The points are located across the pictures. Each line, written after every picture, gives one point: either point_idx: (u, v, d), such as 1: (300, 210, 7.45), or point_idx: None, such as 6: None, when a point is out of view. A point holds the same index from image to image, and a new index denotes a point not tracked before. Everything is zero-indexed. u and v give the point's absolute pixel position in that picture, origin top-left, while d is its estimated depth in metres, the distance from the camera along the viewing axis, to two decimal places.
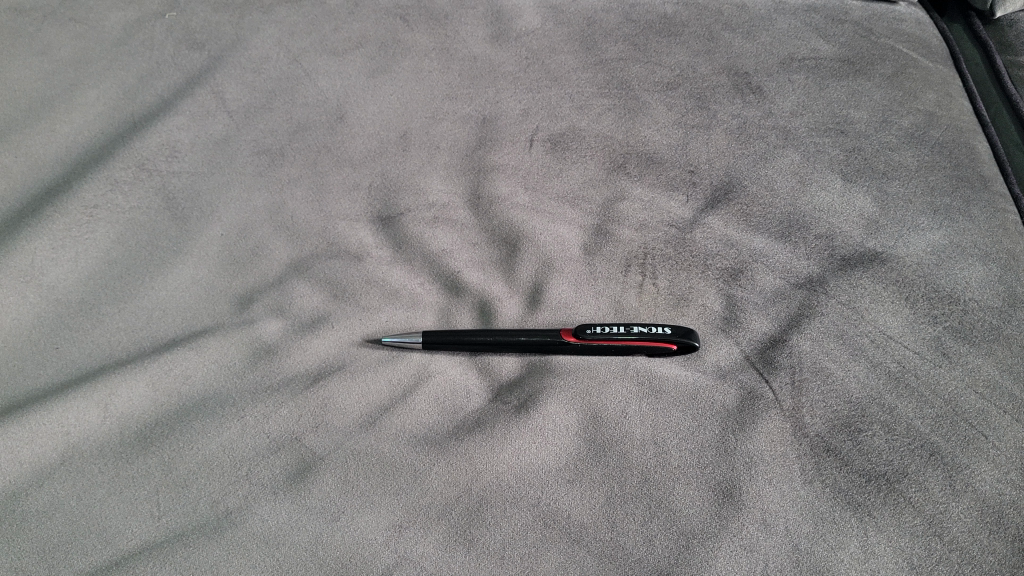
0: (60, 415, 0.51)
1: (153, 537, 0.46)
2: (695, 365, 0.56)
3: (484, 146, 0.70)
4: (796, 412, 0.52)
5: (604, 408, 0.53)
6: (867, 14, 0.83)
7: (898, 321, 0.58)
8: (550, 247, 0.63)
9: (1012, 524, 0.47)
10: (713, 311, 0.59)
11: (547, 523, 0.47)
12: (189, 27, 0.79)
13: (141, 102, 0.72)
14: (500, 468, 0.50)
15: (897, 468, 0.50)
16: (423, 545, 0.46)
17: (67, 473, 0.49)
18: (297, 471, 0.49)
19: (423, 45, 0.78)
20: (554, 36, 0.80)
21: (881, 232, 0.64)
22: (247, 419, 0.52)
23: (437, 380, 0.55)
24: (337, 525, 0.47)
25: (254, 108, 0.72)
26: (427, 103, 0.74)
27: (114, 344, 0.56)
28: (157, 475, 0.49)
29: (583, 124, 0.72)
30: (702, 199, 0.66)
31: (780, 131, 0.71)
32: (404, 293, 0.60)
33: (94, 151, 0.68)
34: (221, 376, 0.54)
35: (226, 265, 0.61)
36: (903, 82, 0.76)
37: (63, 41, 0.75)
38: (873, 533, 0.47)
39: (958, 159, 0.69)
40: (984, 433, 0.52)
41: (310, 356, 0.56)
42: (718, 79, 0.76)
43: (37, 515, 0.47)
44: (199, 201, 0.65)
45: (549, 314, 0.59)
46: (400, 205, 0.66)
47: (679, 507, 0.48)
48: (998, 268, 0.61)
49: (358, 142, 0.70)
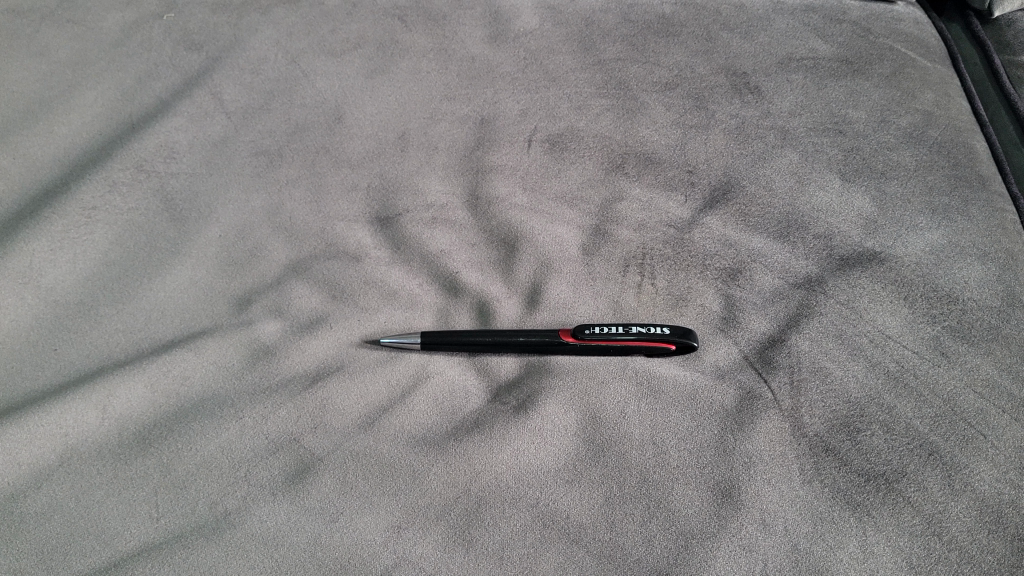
0: (57, 417, 0.51)
1: (152, 539, 0.46)
2: (694, 365, 0.56)
3: (483, 147, 0.70)
4: (795, 412, 0.52)
5: (603, 409, 0.53)
6: (865, 14, 0.83)
7: (896, 320, 0.58)
8: (549, 248, 0.63)
9: (1011, 524, 0.47)
10: (712, 311, 0.59)
11: (546, 523, 0.47)
12: (187, 28, 0.79)
13: (139, 104, 0.72)
14: (499, 469, 0.50)
15: (896, 468, 0.50)
16: (422, 546, 0.46)
17: (65, 475, 0.49)
18: (296, 472, 0.49)
19: (421, 46, 0.78)
20: (552, 36, 0.80)
21: (880, 232, 0.64)
22: (245, 421, 0.52)
23: (435, 380, 0.55)
24: (336, 527, 0.47)
25: (252, 109, 0.72)
26: (425, 104, 0.74)
27: (112, 345, 0.56)
28: (155, 477, 0.49)
29: (582, 125, 0.72)
30: (701, 199, 0.66)
31: (778, 131, 0.71)
32: (402, 294, 0.60)
33: (92, 152, 0.68)
34: (220, 377, 0.54)
35: (224, 266, 0.61)
36: (901, 81, 0.76)
37: (61, 42, 0.75)
38: (872, 533, 0.47)
39: (956, 159, 0.69)
40: (982, 433, 0.52)
41: (308, 358, 0.56)
42: (716, 79, 0.76)
43: (35, 517, 0.47)
44: (198, 203, 0.65)
45: (547, 314, 0.59)
46: (398, 205, 0.66)
47: (678, 507, 0.48)
48: (996, 268, 0.61)
49: (356, 143, 0.70)
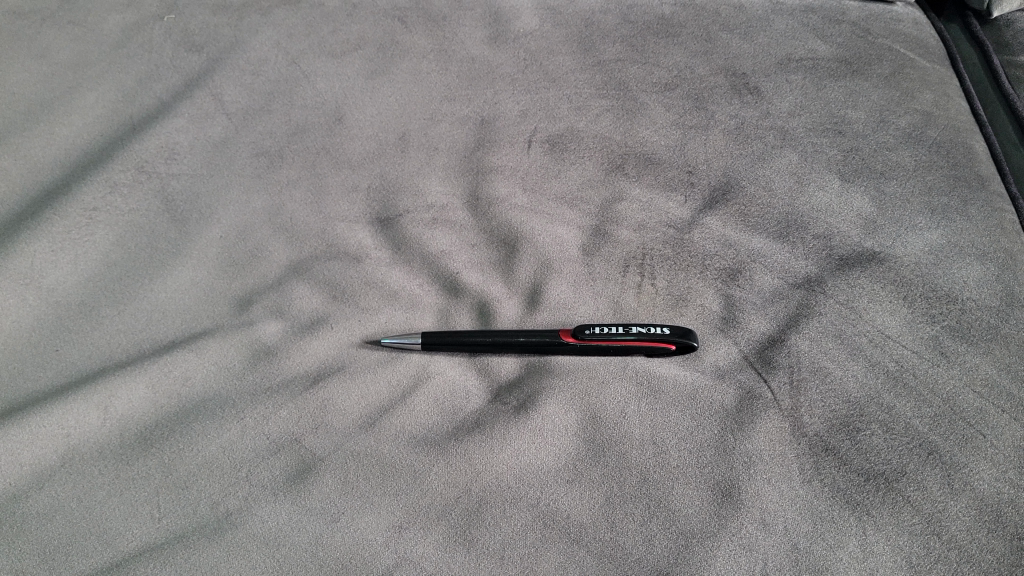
0: (59, 417, 0.51)
1: (154, 539, 0.46)
2: (694, 365, 0.56)
3: (483, 147, 0.71)
4: (795, 412, 0.53)
5: (603, 409, 0.53)
6: (864, 14, 0.83)
7: (896, 320, 0.58)
8: (549, 248, 0.63)
9: (1010, 523, 0.48)
10: (712, 311, 0.59)
11: (547, 523, 0.47)
12: (187, 29, 0.79)
13: (140, 105, 0.72)
14: (499, 469, 0.50)
15: (896, 468, 0.50)
16: (423, 545, 0.46)
17: (67, 476, 0.49)
18: (297, 473, 0.49)
19: (421, 46, 0.79)
20: (551, 37, 0.80)
21: (879, 232, 0.64)
22: (247, 421, 0.52)
23: (436, 380, 0.55)
24: (337, 527, 0.47)
25: (252, 110, 0.73)
26: (425, 105, 0.74)
27: (114, 346, 0.56)
28: (156, 477, 0.49)
29: (581, 125, 0.73)
30: (700, 199, 0.67)
31: (777, 132, 0.72)
32: (402, 294, 0.60)
33: (93, 153, 0.68)
34: (221, 378, 0.54)
35: (225, 267, 0.61)
36: (901, 82, 0.76)
37: (61, 44, 0.75)
38: (872, 532, 0.47)
39: (955, 159, 0.69)
40: (982, 432, 0.52)
41: (309, 358, 0.56)
42: (716, 80, 0.76)
43: (37, 518, 0.47)
44: (198, 204, 0.65)
45: (548, 315, 0.59)
46: (398, 206, 0.66)
47: (678, 506, 0.48)
48: (995, 268, 0.61)
49: (356, 144, 0.70)
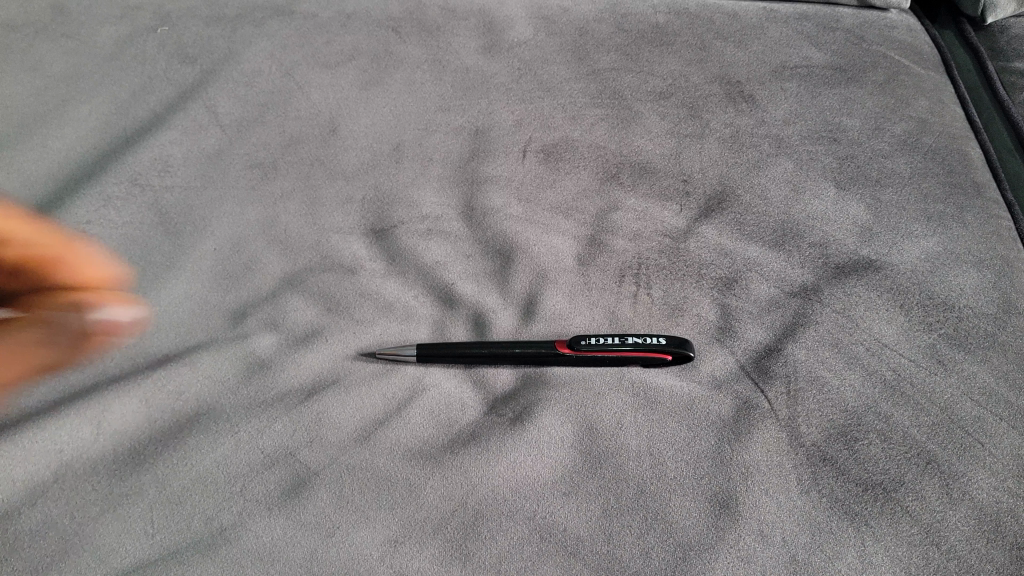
0: (52, 432, 0.51)
1: (147, 556, 0.46)
2: (690, 376, 0.55)
3: (478, 157, 0.70)
4: (792, 422, 0.52)
5: (599, 421, 0.53)
6: (859, 22, 0.83)
7: (892, 329, 0.58)
8: (543, 258, 0.63)
9: (1008, 533, 0.47)
10: (708, 321, 0.59)
11: (544, 536, 0.47)
12: (180, 41, 0.78)
13: (134, 118, 0.72)
14: (496, 482, 0.49)
15: (893, 477, 0.50)
16: (420, 560, 0.46)
17: (60, 492, 0.49)
18: (291, 487, 0.49)
19: (416, 57, 0.79)
20: (545, 46, 0.80)
21: (876, 241, 0.64)
22: (241, 435, 0.52)
23: (432, 393, 0.55)
24: (332, 541, 0.47)
25: (247, 122, 0.72)
26: (419, 115, 0.74)
27: (107, 360, 0.56)
28: (151, 493, 0.49)
29: (576, 135, 0.73)
30: (696, 209, 0.66)
31: (772, 140, 0.72)
32: (397, 306, 0.60)
33: (86, 167, 0.68)
34: (214, 392, 0.54)
35: (220, 279, 0.61)
36: (895, 89, 0.76)
37: (55, 57, 0.76)
38: (871, 543, 0.47)
39: (951, 166, 0.69)
40: (980, 441, 0.52)
41: (303, 371, 0.56)
42: (710, 88, 0.76)
43: (30, 535, 0.47)
44: (193, 217, 0.65)
45: (543, 326, 0.59)
46: (393, 217, 0.66)
47: (675, 518, 0.48)
48: (992, 275, 0.61)
49: (350, 154, 0.70)
